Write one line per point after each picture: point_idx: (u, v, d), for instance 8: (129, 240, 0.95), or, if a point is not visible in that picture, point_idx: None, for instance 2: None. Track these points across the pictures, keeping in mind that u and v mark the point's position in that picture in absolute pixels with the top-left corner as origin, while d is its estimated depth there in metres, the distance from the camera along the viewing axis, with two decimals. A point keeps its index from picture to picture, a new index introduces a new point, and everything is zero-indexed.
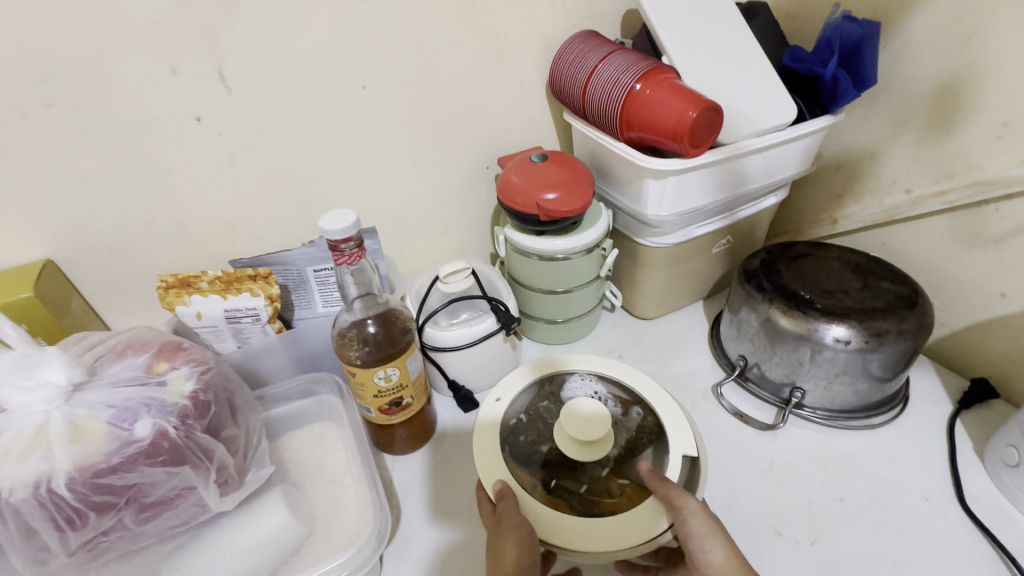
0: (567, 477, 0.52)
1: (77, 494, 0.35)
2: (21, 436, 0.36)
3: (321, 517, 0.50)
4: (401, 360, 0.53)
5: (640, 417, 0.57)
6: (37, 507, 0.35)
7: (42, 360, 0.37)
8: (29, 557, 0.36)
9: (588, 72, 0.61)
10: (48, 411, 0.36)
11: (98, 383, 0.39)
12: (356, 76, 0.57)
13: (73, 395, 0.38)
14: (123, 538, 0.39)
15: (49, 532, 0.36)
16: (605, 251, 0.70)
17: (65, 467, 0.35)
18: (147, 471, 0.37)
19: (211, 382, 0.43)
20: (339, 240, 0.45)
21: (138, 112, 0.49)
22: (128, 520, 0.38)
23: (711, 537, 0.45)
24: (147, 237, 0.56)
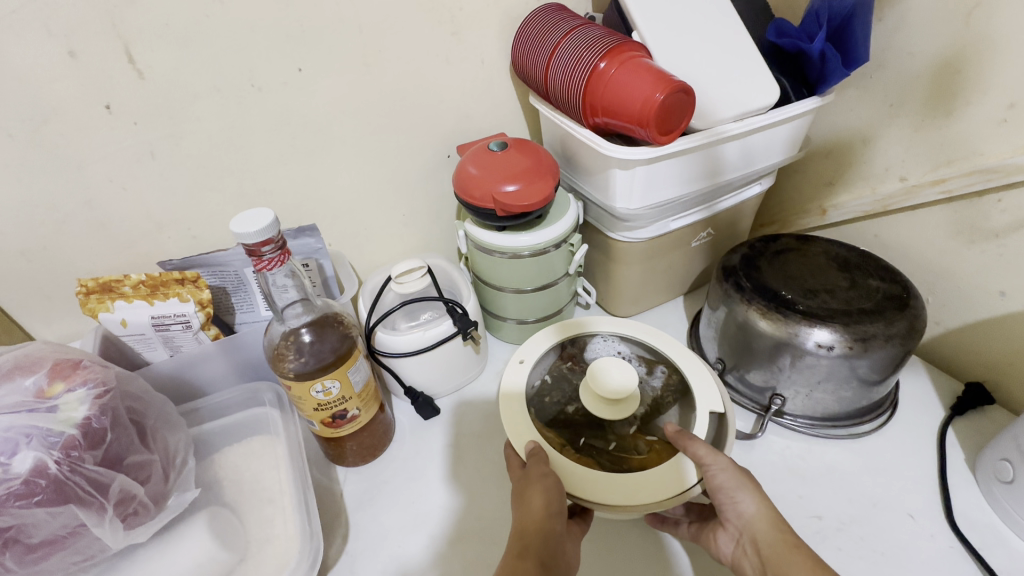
0: (595, 435, 0.51)
1: None
2: None
3: (254, 540, 0.46)
4: (341, 371, 0.49)
5: (664, 375, 0.57)
6: None
7: None
8: None
9: (550, 50, 0.55)
10: None
11: None
12: (289, 58, 0.51)
13: None
14: None
15: None
16: (574, 247, 0.64)
17: None
18: (20, 514, 0.33)
19: (110, 405, 0.39)
20: (256, 244, 0.40)
21: (34, 100, 0.44)
22: (11, 563, 0.34)
23: (742, 489, 0.44)
24: (63, 239, 0.52)
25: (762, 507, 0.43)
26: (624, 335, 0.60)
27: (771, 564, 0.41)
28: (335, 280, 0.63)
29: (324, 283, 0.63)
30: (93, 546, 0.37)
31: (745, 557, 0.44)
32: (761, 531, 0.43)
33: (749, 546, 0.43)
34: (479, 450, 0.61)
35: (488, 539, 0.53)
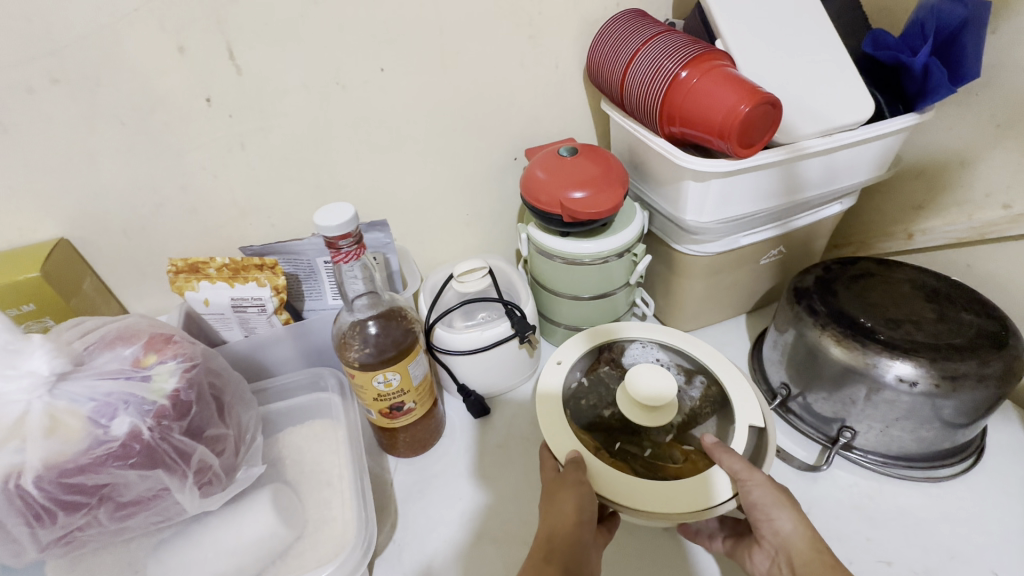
0: (629, 441, 0.49)
1: (46, 491, 0.34)
2: None
3: (311, 521, 0.48)
4: (402, 364, 0.50)
5: (703, 386, 0.54)
6: (9, 501, 0.34)
7: (25, 349, 0.36)
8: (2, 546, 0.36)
9: (629, 57, 0.55)
10: (29, 401, 0.35)
11: (84, 373, 0.38)
12: (374, 58, 0.53)
13: (57, 385, 0.37)
14: (101, 533, 0.38)
15: (19, 527, 0.35)
16: (636, 257, 0.63)
17: (35, 464, 0.34)
18: (116, 473, 0.36)
19: (195, 379, 0.42)
20: (336, 236, 0.42)
21: (146, 91, 0.48)
22: (103, 518, 0.37)
23: (778, 507, 0.42)
24: (159, 221, 0.55)
25: (800, 525, 0.42)
26: (664, 342, 0.57)
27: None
28: (399, 275, 0.65)
29: (388, 278, 0.64)
30: (172, 510, 0.40)
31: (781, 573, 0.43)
32: (796, 549, 0.42)
33: (784, 563, 0.42)
34: (527, 454, 0.61)
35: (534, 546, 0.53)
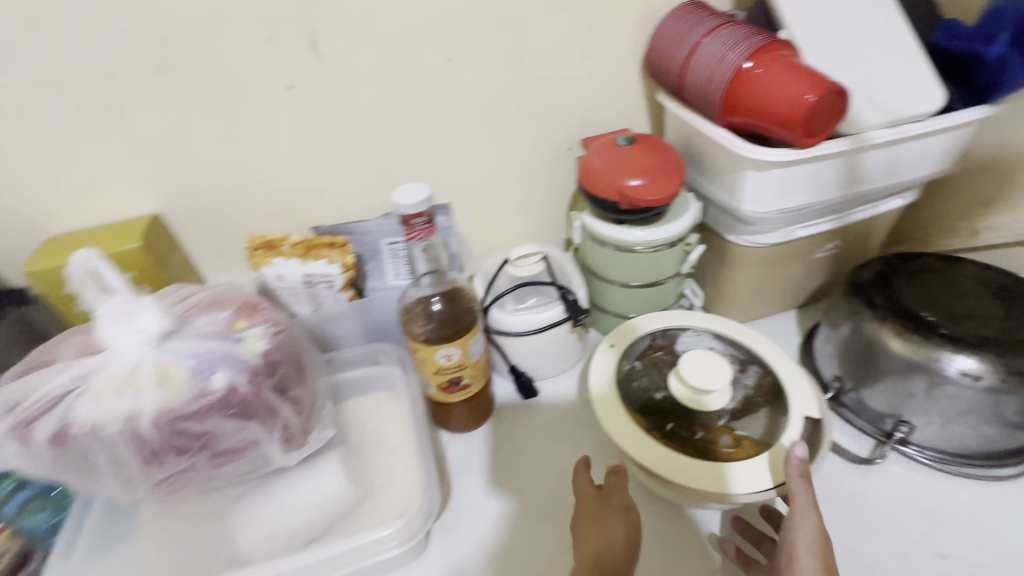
0: (681, 423, 0.50)
1: (158, 435, 0.38)
2: (117, 376, 0.39)
3: (376, 483, 0.52)
4: (463, 340, 0.52)
5: (757, 375, 0.54)
6: (127, 441, 0.38)
7: (139, 307, 0.40)
8: (117, 483, 0.40)
9: (690, 50, 0.56)
10: (142, 354, 0.40)
11: (186, 332, 0.42)
12: (442, 49, 0.56)
13: (164, 341, 0.41)
14: (199, 477, 0.42)
15: (135, 466, 0.39)
16: (689, 247, 0.64)
17: (151, 409, 0.38)
18: (217, 421, 0.39)
19: (283, 342, 0.45)
20: (411, 215, 0.45)
21: (238, 78, 0.52)
22: (203, 463, 0.41)
23: (810, 557, 0.39)
24: (239, 200, 0.59)
25: None
26: (717, 332, 0.58)
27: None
28: (458, 257, 0.66)
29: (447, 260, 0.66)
30: (260, 460, 0.43)
31: None
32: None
33: None
34: (575, 436, 0.62)
35: None
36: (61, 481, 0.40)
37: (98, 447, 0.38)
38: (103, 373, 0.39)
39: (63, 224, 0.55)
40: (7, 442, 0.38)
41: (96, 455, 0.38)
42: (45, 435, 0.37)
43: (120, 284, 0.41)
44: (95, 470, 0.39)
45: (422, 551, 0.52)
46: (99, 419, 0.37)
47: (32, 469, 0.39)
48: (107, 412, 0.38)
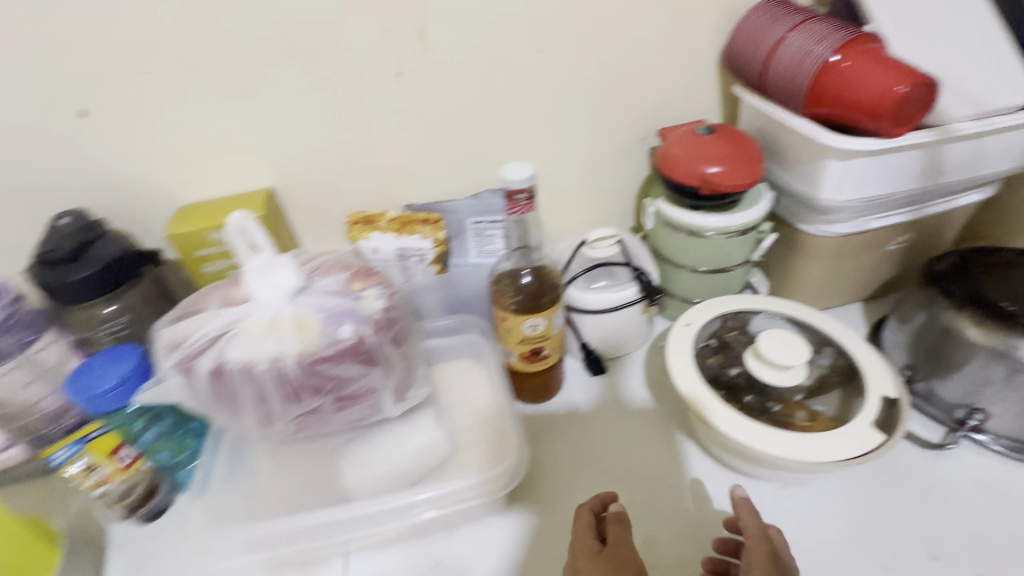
0: (757, 395, 0.52)
1: (299, 375, 0.43)
2: (261, 323, 0.45)
3: (464, 441, 0.56)
4: (551, 311, 0.57)
5: (832, 356, 0.56)
6: (273, 380, 0.43)
7: (278, 264, 0.46)
8: (258, 418, 0.45)
9: (775, 42, 0.58)
10: (280, 305, 0.46)
11: (314, 290, 0.47)
12: (535, 40, 0.60)
13: (297, 296, 0.46)
14: (323, 419, 0.47)
15: (276, 403, 0.44)
16: (762, 235, 0.66)
17: (293, 352, 0.43)
18: (347, 367, 0.44)
19: (395, 303, 0.49)
20: (515, 190, 0.49)
21: (354, 65, 0.56)
22: (329, 405, 0.46)
23: None
24: (341, 178, 0.64)
25: None
26: (793, 316, 0.60)
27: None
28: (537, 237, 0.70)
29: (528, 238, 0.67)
30: (374, 407, 0.48)
31: None
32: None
33: None
34: (642, 411, 0.65)
35: (657, 488, 0.57)
36: (210, 414, 0.45)
37: (247, 383, 0.43)
38: (248, 320, 0.45)
39: (191, 194, 0.60)
40: (173, 374, 0.44)
41: (243, 392, 0.43)
42: (206, 369, 0.43)
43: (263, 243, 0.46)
44: (239, 405, 0.44)
45: (505, 506, 0.56)
46: (251, 358, 0.43)
47: (188, 400, 0.45)
48: (256, 353, 0.43)
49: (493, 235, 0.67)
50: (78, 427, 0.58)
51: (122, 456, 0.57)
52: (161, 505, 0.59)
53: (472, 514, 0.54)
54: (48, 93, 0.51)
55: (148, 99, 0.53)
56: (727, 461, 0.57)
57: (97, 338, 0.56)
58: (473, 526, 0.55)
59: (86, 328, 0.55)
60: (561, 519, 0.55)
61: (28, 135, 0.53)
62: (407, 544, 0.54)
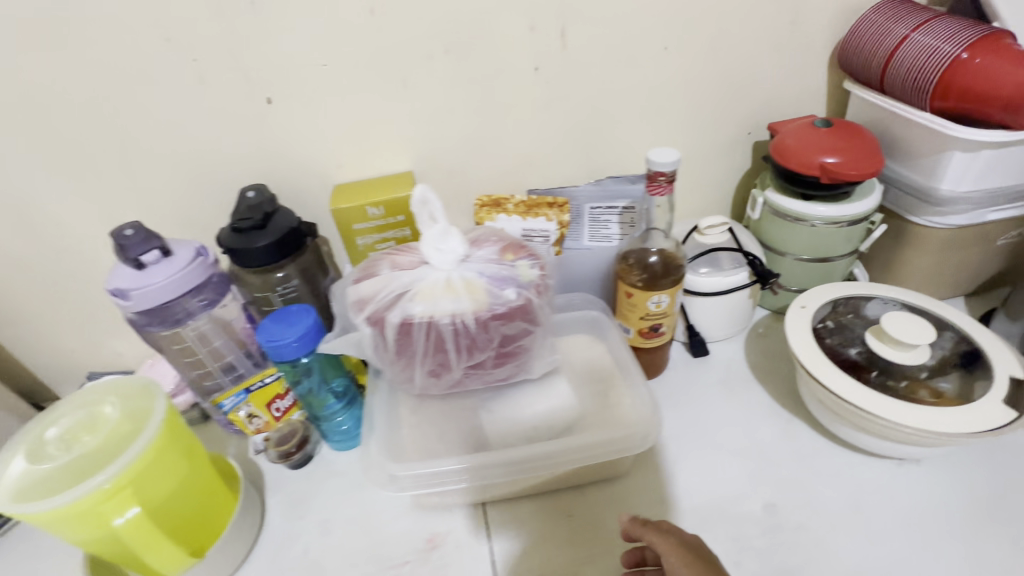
0: (884, 372, 0.55)
1: (474, 330, 0.49)
2: (438, 284, 0.50)
3: (593, 408, 0.59)
4: (677, 287, 0.61)
5: (953, 340, 0.58)
6: (452, 333, 0.49)
7: (449, 233, 0.51)
8: (432, 367, 0.51)
9: (897, 41, 0.61)
10: (451, 270, 0.51)
11: (476, 258, 0.53)
12: (663, 38, 0.65)
13: (463, 262, 0.52)
14: (483, 372, 0.53)
15: (452, 354, 0.50)
16: (871, 225, 0.69)
17: (470, 310, 0.49)
18: (513, 326, 0.50)
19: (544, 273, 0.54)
20: (659, 171, 0.53)
21: (500, 59, 0.62)
22: (492, 360, 0.52)
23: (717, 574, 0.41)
24: (471, 164, 0.70)
25: None
26: (908, 302, 0.62)
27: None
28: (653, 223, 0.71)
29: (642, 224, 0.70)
30: (525, 365, 0.54)
31: None
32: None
33: None
34: (749, 392, 0.69)
35: (770, 461, 0.60)
36: (388, 363, 0.51)
37: (429, 335, 0.49)
38: (425, 281, 0.50)
39: (342, 175, 0.67)
40: (364, 325, 0.50)
41: (424, 343, 0.49)
42: (395, 322, 0.49)
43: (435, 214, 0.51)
44: (416, 356, 0.50)
45: (627, 468, 0.60)
46: (433, 313, 0.49)
47: (369, 351, 0.51)
48: (438, 309, 0.49)
49: (608, 222, 0.70)
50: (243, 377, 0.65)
51: (277, 408, 0.66)
52: (311, 453, 0.66)
53: (602, 471, 0.58)
54: (241, 81, 0.58)
55: (320, 89, 0.60)
56: (849, 441, 0.60)
57: (270, 299, 0.64)
58: (600, 486, 0.60)
59: (261, 290, 0.63)
60: (680, 484, 0.59)
61: (218, 118, 0.60)
62: (538, 498, 0.59)
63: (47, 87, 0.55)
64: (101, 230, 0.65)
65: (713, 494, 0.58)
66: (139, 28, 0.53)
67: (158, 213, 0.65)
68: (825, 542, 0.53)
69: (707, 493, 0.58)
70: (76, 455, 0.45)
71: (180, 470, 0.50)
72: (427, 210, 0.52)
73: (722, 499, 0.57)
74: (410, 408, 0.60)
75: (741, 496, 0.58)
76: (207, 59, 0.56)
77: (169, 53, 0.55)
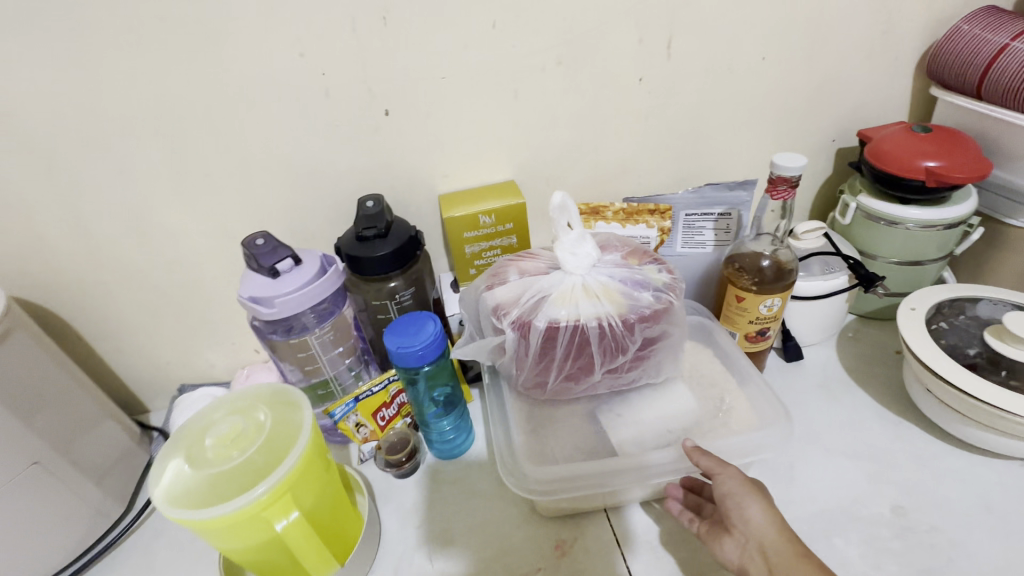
0: (1011, 372, 0.55)
1: (618, 333, 0.51)
2: (577, 288, 0.51)
3: (716, 412, 0.58)
4: (787, 292, 0.62)
5: None
6: (598, 337, 0.51)
7: (583, 238, 0.52)
8: (572, 370, 0.53)
9: (996, 50, 0.63)
10: (586, 275, 0.52)
11: (604, 262, 0.54)
12: (762, 48, 0.66)
13: (595, 267, 0.53)
14: (616, 373, 0.55)
15: (596, 356, 0.52)
16: (968, 228, 0.70)
17: (613, 314, 0.50)
18: (653, 328, 0.52)
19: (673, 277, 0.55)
20: (780, 176, 0.56)
21: (608, 71, 0.64)
22: (627, 361, 0.54)
23: (749, 496, 0.46)
24: (570, 173, 0.71)
25: (769, 516, 0.45)
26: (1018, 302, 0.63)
27: (777, 572, 0.42)
28: (748, 229, 0.72)
29: (737, 230, 0.72)
30: (653, 367, 0.56)
31: (749, 562, 0.45)
32: (768, 538, 0.44)
33: (755, 551, 0.45)
34: (852, 395, 0.69)
35: (888, 463, 0.60)
36: (529, 368, 0.53)
37: (574, 339, 0.51)
38: (563, 286, 0.51)
39: (446, 184, 0.68)
40: (509, 330, 0.51)
41: (569, 346, 0.51)
42: (542, 327, 0.50)
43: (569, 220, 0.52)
44: (557, 360, 0.52)
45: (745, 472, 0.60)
46: (578, 318, 0.50)
47: (509, 354, 0.53)
48: (583, 313, 0.50)
49: (702, 228, 0.72)
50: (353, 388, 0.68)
51: (382, 417, 0.66)
52: (418, 463, 0.66)
53: None
54: (363, 94, 0.59)
55: (436, 101, 0.62)
56: (970, 442, 0.60)
57: (385, 307, 0.64)
58: None
59: (375, 298, 0.63)
60: (801, 487, 0.59)
61: (336, 130, 0.61)
62: (658, 504, 0.59)
63: (177, 102, 0.56)
64: (212, 242, 0.66)
65: (837, 496, 0.58)
66: (274, 45, 0.55)
67: (267, 224, 0.66)
68: (961, 542, 0.53)
69: (831, 496, 0.58)
70: (238, 464, 0.45)
71: (323, 477, 0.50)
72: (565, 216, 0.52)
73: (847, 501, 0.57)
74: (524, 415, 0.58)
75: (866, 498, 0.57)
76: (334, 74, 0.58)
77: (299, 68, 0.57)
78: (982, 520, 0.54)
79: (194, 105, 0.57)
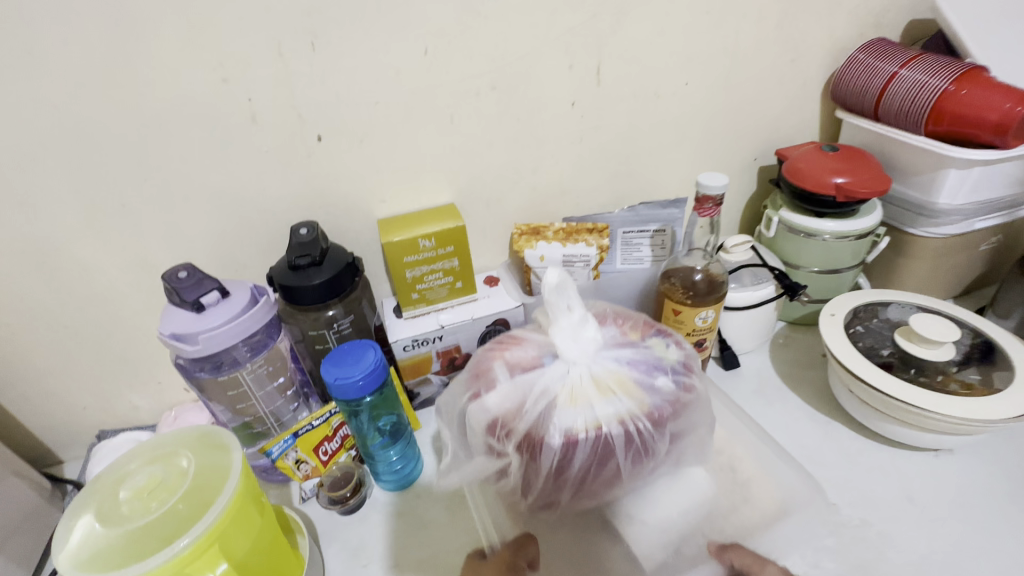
0: (918, 370, 0.60)
1: (643, 433, 0.45)
2: (586, 381, 0.47)
3: (740, 500, 0.52)
4: (719, 303, 0.64)
5: (969, 335, 0.64)
6: (623, 443, 0.45)
7: (583, 321, 0.50)
8: (592, 486, 0.46)
9: (888, 77, 0.70)
10: (594, 364, 0.49)
11: (608, 345, 0.51)
12: (684, 74, 0.70)
13: (601, 353, 0.50)
14: (642, 482, 0.47)
15: (622, 465, 0.45)
16: (877, 238, 0.76)
17: (634, 409, 0.46)
18: (677, 419, 0.47)
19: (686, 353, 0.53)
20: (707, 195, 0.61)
21: (541, 95, 0.65)
22: (655, 465, 0.47)
23: None
24: (510, 195, 0.72)
25: None
26: (919, 305, 0.69)
27: None
28: (682, 243, 0.74)
29: (671, 244, 0.74)
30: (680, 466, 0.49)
31: None
32: None
33: None
34: (785, 398, 0.72)
35: (820, 462, 0.64)
36: (544, 487, 0.46)
37: (596, 449, 0.44)
38: (572, 380, 0.47)
39: (385, 209, 0.68)
40: (517, 449, 0.46)
41: (591, 458, 0.45)
42: (558, 441, 0.44)
43: (569, 303, 0.51)
44: (578, 475, 0.45)
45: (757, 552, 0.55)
46: (598, 423, 0.45)
47: (518, 474, 0.47)
48: (601, 415, 0.45)
49: (640, 245, 0.74)
50: (291, 424, 0.65)
51: (324, 452, 0.63)
52: (364, 497, 0.64)
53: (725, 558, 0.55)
54: (294, 120, 0.58)
55: (369, 125, 0.61)
56: (887, 436, 0.64)
57: (324, 336, 0.62)
58: None
59: (313, 328, 0.62)
60: None
61: (266, 156, 0.59)
62: None
63: (86, 130, 0.53)
64: (132, 276, 0.62)
65: None
66: (195, 70, 0.53)
67: (193, 256, 0.63)
68: (887, 533, 0.56)
69: None
70: (156, 518, 0.42)
71: (256, 526, 0.46)
72: (563, 298, 0.51)
73: None
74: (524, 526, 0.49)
75: None
76: (262, 100, 0.56)
77: (222, 94, 0.55)
78: (903, 510, 0.58)
79: (108, 134, 0.54)
